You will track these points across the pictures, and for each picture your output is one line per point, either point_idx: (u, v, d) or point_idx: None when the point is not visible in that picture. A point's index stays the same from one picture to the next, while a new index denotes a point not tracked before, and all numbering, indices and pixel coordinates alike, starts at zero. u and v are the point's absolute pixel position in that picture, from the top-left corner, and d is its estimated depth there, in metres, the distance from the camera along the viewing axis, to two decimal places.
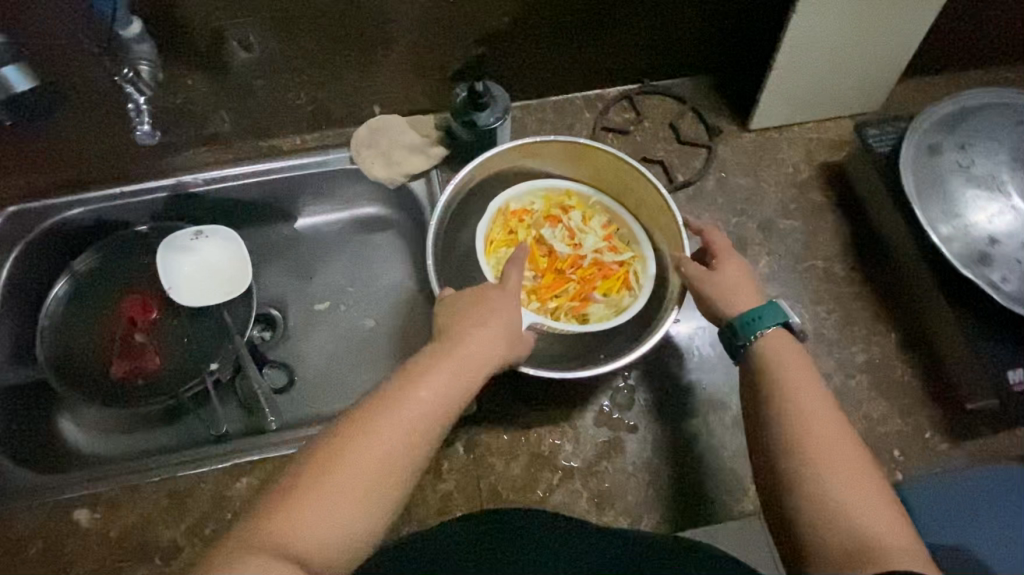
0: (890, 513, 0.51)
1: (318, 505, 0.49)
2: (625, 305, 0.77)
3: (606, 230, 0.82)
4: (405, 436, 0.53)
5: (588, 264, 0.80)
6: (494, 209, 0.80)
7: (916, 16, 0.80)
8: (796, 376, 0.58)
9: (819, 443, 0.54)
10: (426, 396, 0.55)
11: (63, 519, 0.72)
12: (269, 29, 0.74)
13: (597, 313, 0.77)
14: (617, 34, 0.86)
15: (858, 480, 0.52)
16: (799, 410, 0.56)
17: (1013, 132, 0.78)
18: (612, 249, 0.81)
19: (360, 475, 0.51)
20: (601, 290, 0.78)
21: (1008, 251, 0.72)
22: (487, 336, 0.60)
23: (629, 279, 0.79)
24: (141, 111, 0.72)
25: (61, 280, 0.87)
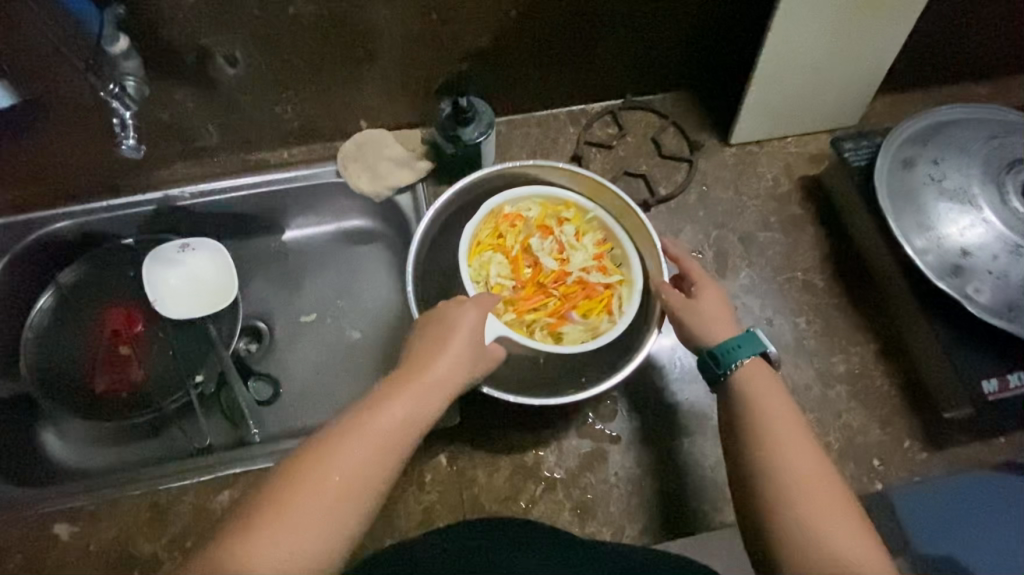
0: (854, 524, 0.52)
1: (278, 525, 0.48)
2: (601, 330, 0.75)
3: (599, 248, 0.80)
4: (370, 462, 0.53)
5: (573, 282, 0.78)
6: (487, 208, 0.78)
7: (887, 34, 0.83)
8: (765, 392, 0.60)
9: (786, 457, 0.56)
10: (391, 421, 0.55)
11: (42, 533, 0.71)
12: (254, 45, 0.76)
13: (571, 334, 0.75)
14: (599, 50, 0.87)
15: (824, 493, 0.54)
16: (767, 426, 0.58)
17: (983, 145, 0.78)
18: (600, 269, 0.79)
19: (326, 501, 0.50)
20: (581, 311, 0.76)
21: (979, 264, 0.73)
22: (454, 357, 0.61)
23: (612, 305, 0.76)
24: (127, 126, 0.70)
25: (46, 293, 0.87)
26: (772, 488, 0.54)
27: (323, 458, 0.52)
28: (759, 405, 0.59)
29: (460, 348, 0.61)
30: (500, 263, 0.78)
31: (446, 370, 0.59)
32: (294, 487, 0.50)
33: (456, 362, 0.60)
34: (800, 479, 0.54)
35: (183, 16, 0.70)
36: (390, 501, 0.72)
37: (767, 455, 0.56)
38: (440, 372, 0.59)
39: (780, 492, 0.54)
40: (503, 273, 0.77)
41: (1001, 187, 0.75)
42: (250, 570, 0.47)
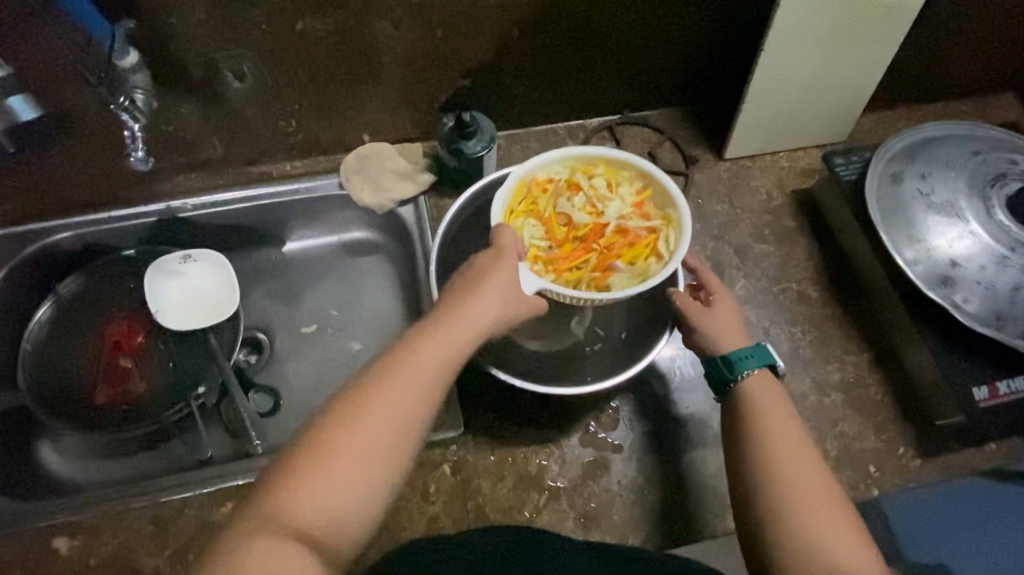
0: (855, 535, 0.53)
1: (313, 477, 0.49)
2: (651, 274, 0.68)
3: (637, 198, 0.71)
4: (404, 410, 0.52)
5: (612, 233, 0.70)
6: (515, 178, 0.70)
7: (874, 56, 0.86)
8: (771, 402, 0.62)
9: (789, 466, 0.57)
10: (423, 370, 0.54)
11: (41, 548, 0.70)
12: (262, 60, 0.77)
13: (620, 282, 0.69)
14: (597, 68, 0.90)
15: (826, 504, 0.54)
16: (770, 434, 0.59)
17: (968, 160, 0.81)
18: (641, 215, 0.71)
19: (363, 457, 0.50)
20: (626, 258, 0.69)
21: (968, 275, 0.75)
22: (486, 305, 0.59)
23: (657, 247, 0.69)
24: (137, 138, 0.72)
25: (44, 305, 0.87)
26: (773, 495, 0.55)
27: (353, 413, 0.51)
28: (762, 413, 0.61)
29: (493, 296, 0.59)
30: (534, 227, 0.69)
31: (477, 318, 0.58)
32: (329, 447, 0.50)
33: (488, 308, 0.59)
34: (802, 487, 0.55)
35: (192, 30, 0.71)
36: (395, 512, 0.73)
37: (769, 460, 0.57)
38: (470, 321, 0.58)
39: (781, 499, 0.55)
40: (537, 236, 0.69)
41: (987, 201, 0.77)
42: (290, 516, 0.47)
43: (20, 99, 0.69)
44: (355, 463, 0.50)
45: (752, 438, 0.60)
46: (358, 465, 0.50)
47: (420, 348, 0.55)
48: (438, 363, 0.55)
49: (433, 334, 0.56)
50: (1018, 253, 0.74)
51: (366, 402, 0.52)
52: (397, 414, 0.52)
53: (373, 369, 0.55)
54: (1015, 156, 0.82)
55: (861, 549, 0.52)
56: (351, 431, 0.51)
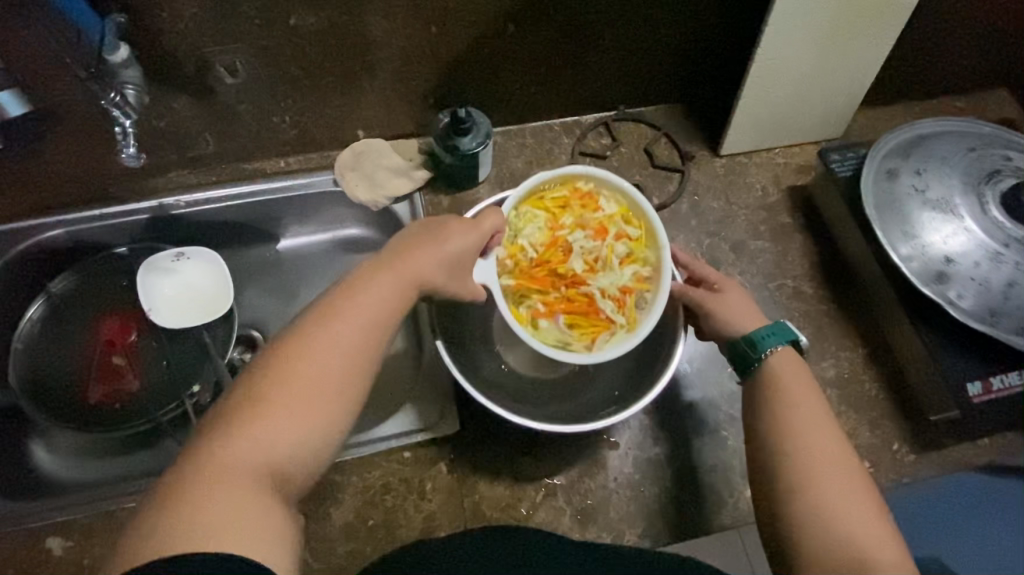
0: (875, 520, 0.53)
1: (260, 417, 0.49)
2: (569, 348, 0.67)
3: (635, 284, 0.69)
4: (350, 352, 0.53)
5: (584, 294, 0.69)
6: (562, 172, 0.71)
7: (869, 52, 0.86)
8: (793, 384, 0.61)
9: (811, 450, 0.56)
10: (366, 312, 0.55)
11: (34, 549, 0.70)
12: (255, 56, 0.76)
13: (545, 331, 0.68)
14: (593, 64, 0.89)
15: (848, 489, 0.54)
16: (791, 417, 0.59)
17: (963, 157, 0.81)
18: (618, 302, 0.69)
19: (307, 395, 0.50)
20: (569, 320, 0.68)
21: (963, 271, 0.75)
22: (437, 257, 0.60)
23: (598, 337, 0.67)
24: (128, 134, 0.74)
25: (36, 303, 0.86)
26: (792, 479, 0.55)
27: (299, 354, 0.52)
28: (785, 395, 0.61)
29: (437, 244, 0.60)
30: (540, 228, 0.71)
31: (423, 264, 0.59)
32: (271, 388, 0.50)
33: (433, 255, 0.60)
34: (822, 472, 0.55)
35: (184, 25, 0.70)
36: (390, 509, 0.72)
37: (791, 445, 0.57)
38: (417, 268, 0.59)
39: (802, 485, 0.55)
40: (535, 236, 0.70)
41: (981, 197, 0.78)
42: (238, 454, 0.47)
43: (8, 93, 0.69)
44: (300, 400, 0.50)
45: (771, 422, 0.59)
46: (304, 403, 0.50)
47: (366, 293, 0.56)
48: (381, 305, 0.56)
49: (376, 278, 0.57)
50: (1013, 249, 0.74)
51: (307, 341, 0.52)
52: (342, 353, 0.53)
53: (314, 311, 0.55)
54: (1009, 153, 0.82)
55: (882, 533, 0.52)
56: (295, 369, 0.51)
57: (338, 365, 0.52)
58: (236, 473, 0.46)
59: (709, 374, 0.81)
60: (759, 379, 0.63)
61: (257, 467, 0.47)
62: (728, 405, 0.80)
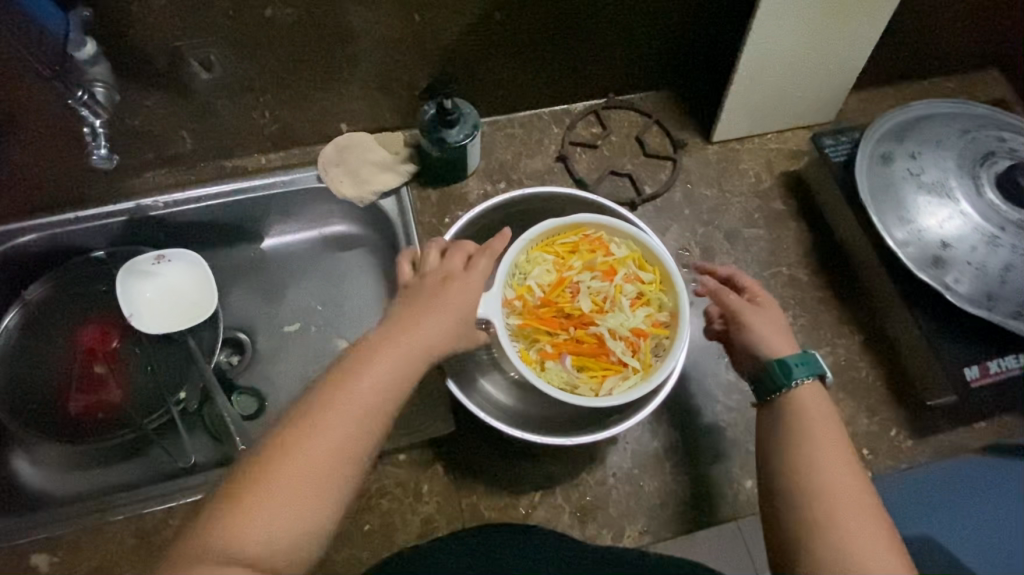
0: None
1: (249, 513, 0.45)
2: (577, 391, 0.66)
3: (647, 327, 0.68)
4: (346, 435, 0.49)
5: (594, 334, 0.69)
6: (572, 219, 0.72)
7: (861, 34, 0.85)
8: (822, 424, 0.57)
9: (847, 504, 0.52)
10: (366, 388, 0.51)
11: (20, 566, 0.67)
12: (230, 49, 0.73)
13: (551, 372, 0.67)
14: (582, 50, 0.87)
15: (884, 549, 0.50)
16: (822, 463, 0.54)
17: (956, 140, 0.80)
18: (631, 345, 0.68)
19: (306, 482, 0.47)
20: (578, 362, 0.68)
21: (959, 255, 0.74)
22: (440, 325, 0.56)
23: (609, 380, 0.67)
24: (99, 134, 0.69)
25: (12, 312, 0.83)
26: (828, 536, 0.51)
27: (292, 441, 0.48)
28: (816, 436, 0.56)
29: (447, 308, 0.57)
30: (548, 271, 0.70)
31: (431, 331, 0.56)
32: (262, 479, 0.46)
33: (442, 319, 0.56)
34: (859, 528, 0.51)
35: (153, 18, 0.67)
36: (387, 513, 0.71)
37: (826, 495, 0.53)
38: (424, 338, 0.55)
39: (838, 543, 0.50)
40: (542, 278, 0.70)
41: (976, 179, 0.77)
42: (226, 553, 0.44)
43: None
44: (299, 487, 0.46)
45: (800, 467, 0.55)
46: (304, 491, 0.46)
47: (368, 369, 0.52)
48: (385, 379, 0.52)
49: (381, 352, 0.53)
50: (1009, 233, 0.74)
51: (308, 426, 0.49)
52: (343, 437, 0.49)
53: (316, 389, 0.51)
54: (1003, 134, 0.81)
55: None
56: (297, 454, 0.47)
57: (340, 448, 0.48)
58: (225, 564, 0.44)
59: (706, 365, 0.80)
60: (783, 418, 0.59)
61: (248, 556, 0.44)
62: (727, 396, 0.79)
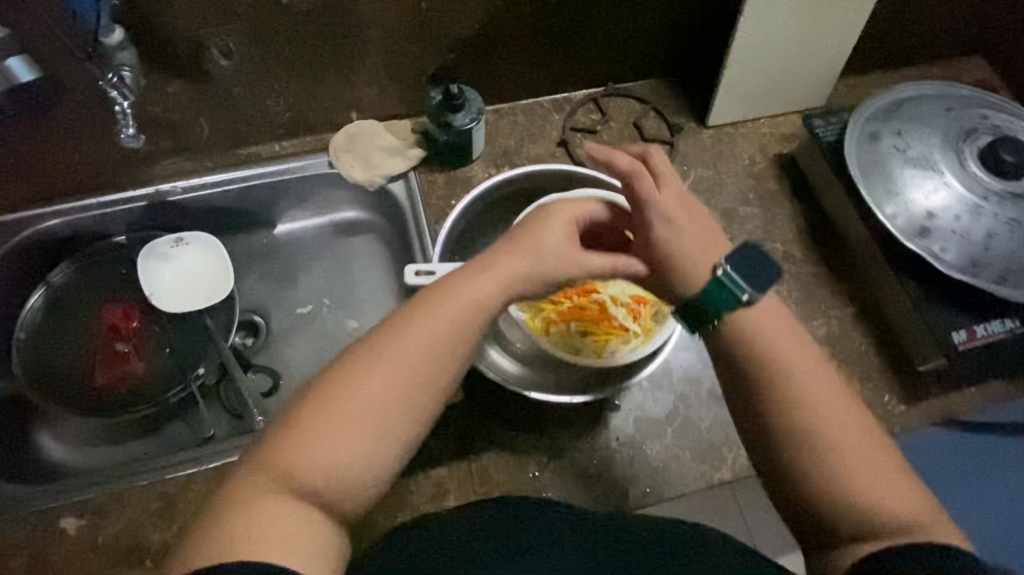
0: (919, 500, 0.52)
1: (335, 427, 0.51)
2: (581, 354, 0.71)
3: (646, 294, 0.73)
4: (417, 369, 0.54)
5: (596, 301, 0.73)
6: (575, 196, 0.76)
7: (848, 19, 0.88)
8: (797, 361, 0.57)
9: (840, 440, 0.54)
10: (436, 329, 0.56)
11: (48, 529, 0.70)
12: (248, 37, 0.77)
13: (557, 337, 0.72)
14: (581, 40, 0.91)
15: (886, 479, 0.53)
16: (806, 406, 0.55)
17: (940, 117, 0.84)
18: (631, 310, 0.72)
19: (367, 416, 0.52)
20: (581, 328, 0.72)
21: (944, 225, 0.78)
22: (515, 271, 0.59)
23: (611, 344, 0.71)
24: (126, 114, 0.74)
25: (37, 293, 0.87)
26: (828, 479, 0.53)
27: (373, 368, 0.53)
28: (795, 377, 0.56)
29: (489, 271, 0.59)
30: None
31: (496, 282, 0.58)
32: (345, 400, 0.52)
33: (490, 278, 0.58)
34: (864, 462, 0.53)
35: (177, 6, 0.71)
36: (400, 477, 0.74)
37: (818, 440, 0.54)
38: (481, 291, 0.58)
39: (841, 484, 0.53)
40: None
41: (960, 153, 0.80)
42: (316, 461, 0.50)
43: (19, 59, 0.69)
44: (343, 436, 0.51)
45: (788, 415, 0.55)
46: (345, 440, 0.51)
47: (444, 309, 0.57)
48: (427, 342, 0.55)
49: (423, 315, 0.56)
50: (991, 202, 0.77)
51: (374, 364, 0.54)
52: (385, 395, 0.53)
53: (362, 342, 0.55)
54: (985, 111, 0.85)
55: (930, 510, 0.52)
56: (340, 408, 0.52)
57: (381, 403, 0.52)
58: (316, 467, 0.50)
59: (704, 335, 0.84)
60: (757, 365, 0.57)
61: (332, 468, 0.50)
62: None
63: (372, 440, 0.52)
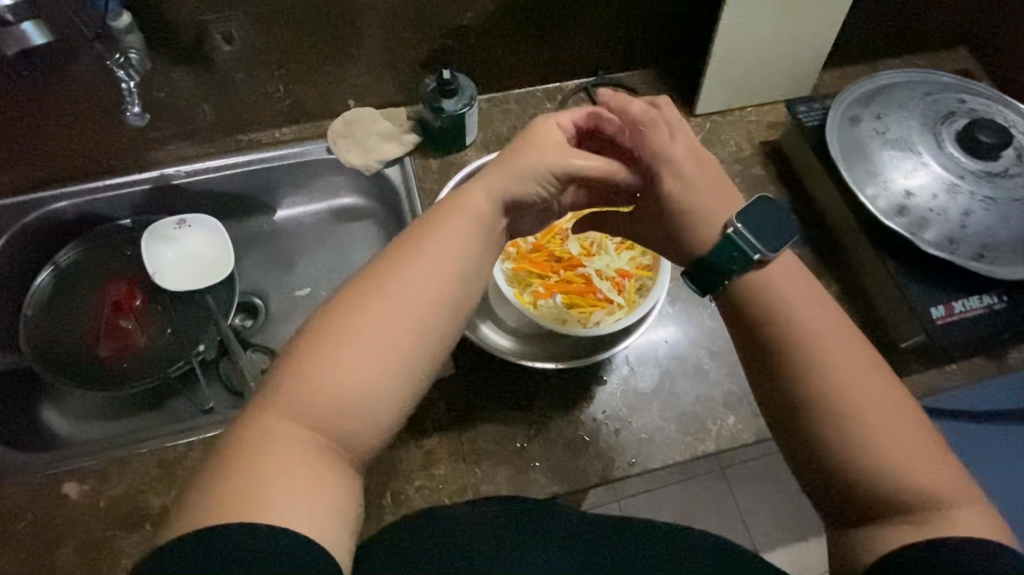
0: (959, 481, 0.50)
1: (329, 358, 0.50)
2: (568, 323, 0.74)
3: (631, 269, 0.77)
4: (416, 296, 0.53)
5: (581, 275, 0.77)
6: None
7: (829, 8, 0.91)
8: (829, 336, 0.54)
9: (877, 418, 0.51)
10: (431, 255, 0.56)
11: (50, 493, 0.72)
12: (250, 23, 0.80)
13: (545, 308, 0.75)
14: (571, 30, 0.94)
15: (925, 448, 0.50)
16: (839, 382, 0.52)
17: (919, 101, 0.86)
18: (615, 283, 0.76)
19: (367, 346, 0.50)
20: (567, 300, 0.76)
21: (921, 204, 0.80)
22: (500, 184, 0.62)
23: (595, 314, 0.75)
24: (132, 93, 0.78)
25: (45, 272, 0.90)
26: (861, 459, 0.50)
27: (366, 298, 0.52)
28: (828, 353, 0.53)
29: (486, 192, 0.61)
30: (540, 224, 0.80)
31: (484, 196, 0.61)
32: (338, 333, 0.51)
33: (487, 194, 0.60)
34: (897, 432, 0.50)
35: None
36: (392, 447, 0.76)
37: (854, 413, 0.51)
38: (474, 204, 0.60)
39: (876, 463, 0.50)
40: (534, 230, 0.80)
41: (937, 135, 0.83)
42: (315, 398, 0.49)
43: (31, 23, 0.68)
44: (350, 368, 0.50)
45: (812, 386, 0.53)
46: (352, 371, 0.50)
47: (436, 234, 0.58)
48: (428, 279, 0.55)
49: (423, 249, 0.56)
50: (967, 180, 0.80)
51: (371, 293, 0.53)
52: (390, 324, 0.52)
53: (358, 277, 0.55)
54: (963, 96, 0.87)
55: (969, 491, 0.49)
56: (346, 337, 0.50)
57: (387, 337, 0.51)
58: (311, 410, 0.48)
59: (690, 314, 0.86)
60: (782, 337, 0.55)
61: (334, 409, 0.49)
62: (709, 342, 0.84)
63: (376, 372, 0.50)
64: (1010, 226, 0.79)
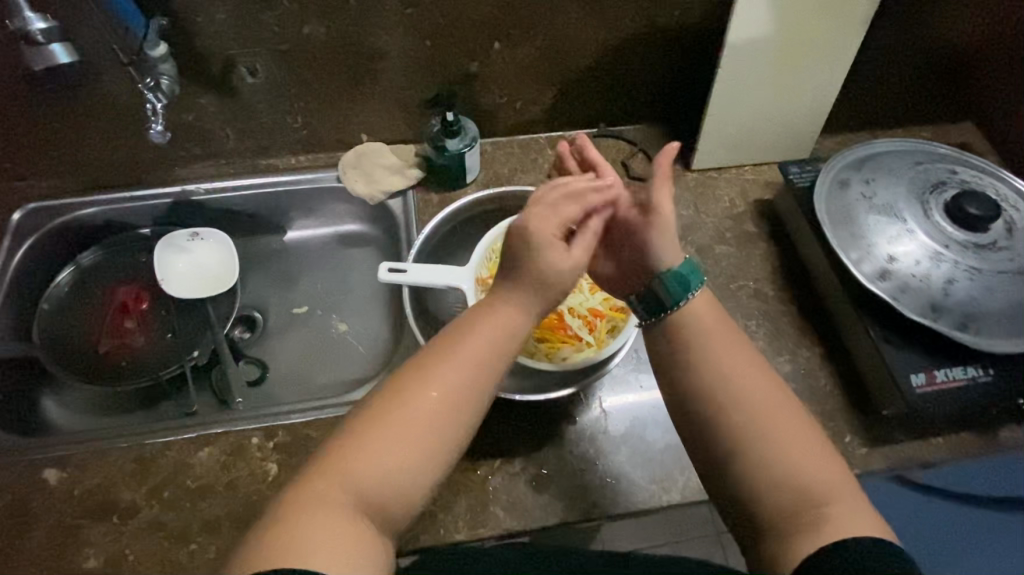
0: (837, 474, 0.58)
1: (368, 447, 0.56)
2: (538, 357, 0.81)
3: (603, 310, 0.83)
4: (453, 392, 0.59)
5: (554, 312, 0.83)
6: None
7: (821, 77, 0.95)
8: (728, 363, 0.62)
9: (765, 432, 0.58)
10: (469, 354, 0.61)
11: (32, 477, 0.76)
12: (272, 58, 0.88)
13: (516, 341, 0.82)
14: (572, 83, 0.99)
15: (812, 453, 0.58)
16: (739, 408, 0.60)
17: (909, 170, 0.87)
18: (586, 323, 0.82)
19: (402, 437, 0.56)
20: (538, 334, 0.82)
21: (905, 269, 0.79)
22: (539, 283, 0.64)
23: (564, 350, 0.81)
24: (157, 112, 0.85)
25: (66, 270, 0.97)
26: (762, 471, 0.57)
27: (406, 395, 0.58)
28: (724, 377, 0.61)
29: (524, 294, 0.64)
30: None
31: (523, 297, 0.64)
32: (376, 427, 0.57)
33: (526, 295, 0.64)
34: (788, 440, 0.58)
35: (213, 28, 0.83)
36: None
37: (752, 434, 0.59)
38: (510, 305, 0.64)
39: (773, 474, 0.57)
40: None
41: (925, 204, 0.83)
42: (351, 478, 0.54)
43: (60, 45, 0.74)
44: (388, 454, 0.56)
45: (720, 414, 0.60)
46: (394, 456, 0.56)
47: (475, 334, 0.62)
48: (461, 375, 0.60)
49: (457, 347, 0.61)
50: (952, 250, 0.80)
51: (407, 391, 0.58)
52: (434, 411, 0.58)
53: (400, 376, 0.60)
54: (954, 168, 0.88)
55: (845, 491, 0.56)
56: (388, 430, 0.56)
57: (423, 430, 0.57)
58: (349, 486, 0.54)
59: None
60: (692, 369, 0.63)
61: (368, 484, 0.55)
62: None
63: (412, 457, 0.56)
64: (996, 297, 0.78)
